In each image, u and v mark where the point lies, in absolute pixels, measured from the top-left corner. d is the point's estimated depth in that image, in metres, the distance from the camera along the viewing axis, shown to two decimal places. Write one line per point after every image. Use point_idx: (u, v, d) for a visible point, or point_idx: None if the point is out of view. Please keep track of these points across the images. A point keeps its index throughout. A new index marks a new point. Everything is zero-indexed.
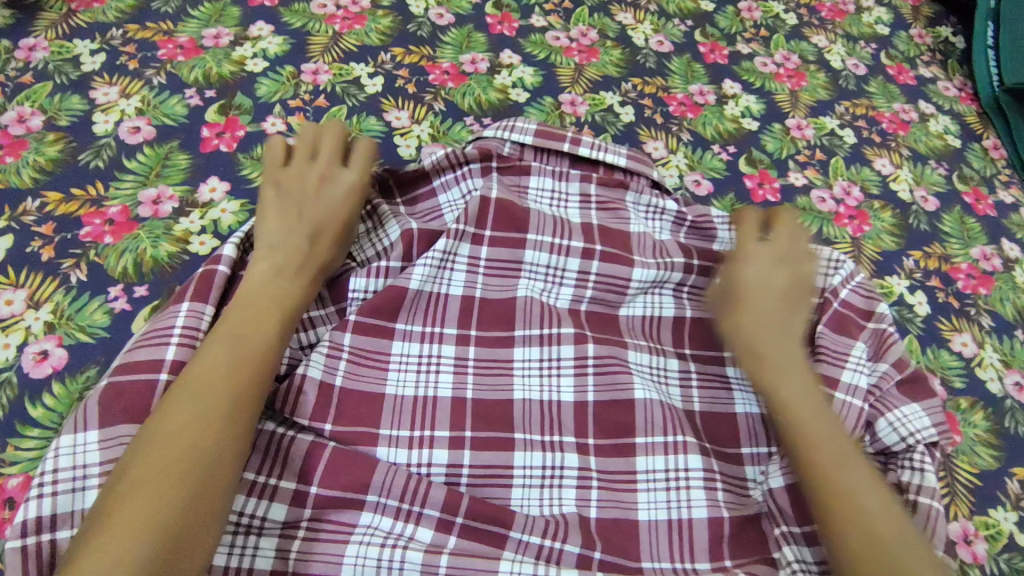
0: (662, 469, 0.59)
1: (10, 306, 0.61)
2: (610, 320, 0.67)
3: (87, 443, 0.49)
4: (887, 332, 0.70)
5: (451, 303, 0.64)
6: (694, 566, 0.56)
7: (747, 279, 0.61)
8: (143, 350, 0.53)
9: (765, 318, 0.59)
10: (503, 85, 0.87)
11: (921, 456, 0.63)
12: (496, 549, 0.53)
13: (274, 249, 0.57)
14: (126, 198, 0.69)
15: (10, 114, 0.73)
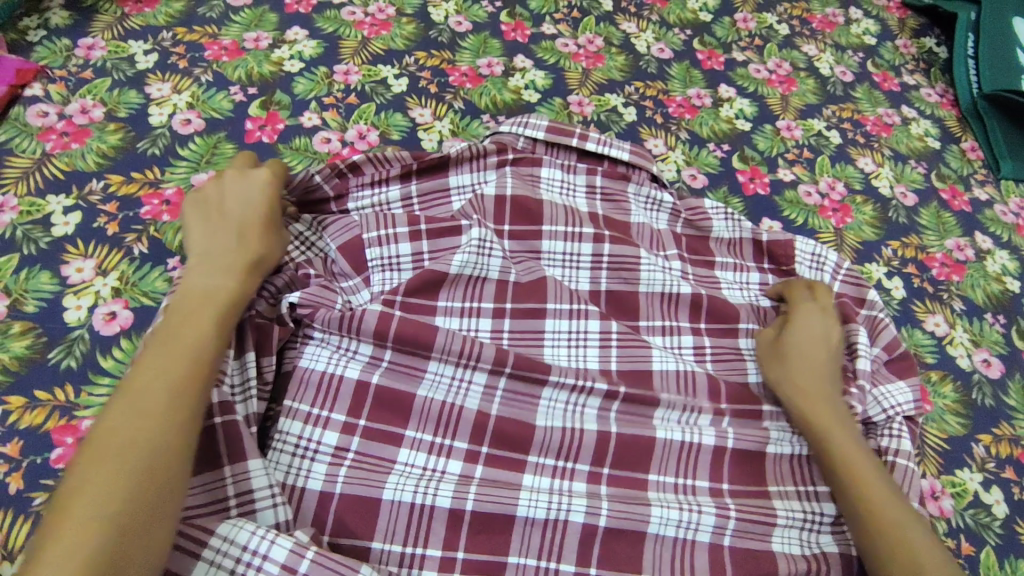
0: (676, 416, 0.67)
1: (81, 273, 0.68)
2: (632, 299, 0.73)
3: None
4: (886, 325, 0.76)
5: (487, 287, 0.70)
6: (694, 483, 0.64)
7: (801, 331, 0.69)
8: None
9: (816, 373, 0.67)
10: (516, 87, 0.95)
11: (899, 426, 0.70)
12: (516, 473, 0.62)
13: (206, 255, 0.61)
14: (180, 182, 0.77)
15: (74, 106, 0.81)
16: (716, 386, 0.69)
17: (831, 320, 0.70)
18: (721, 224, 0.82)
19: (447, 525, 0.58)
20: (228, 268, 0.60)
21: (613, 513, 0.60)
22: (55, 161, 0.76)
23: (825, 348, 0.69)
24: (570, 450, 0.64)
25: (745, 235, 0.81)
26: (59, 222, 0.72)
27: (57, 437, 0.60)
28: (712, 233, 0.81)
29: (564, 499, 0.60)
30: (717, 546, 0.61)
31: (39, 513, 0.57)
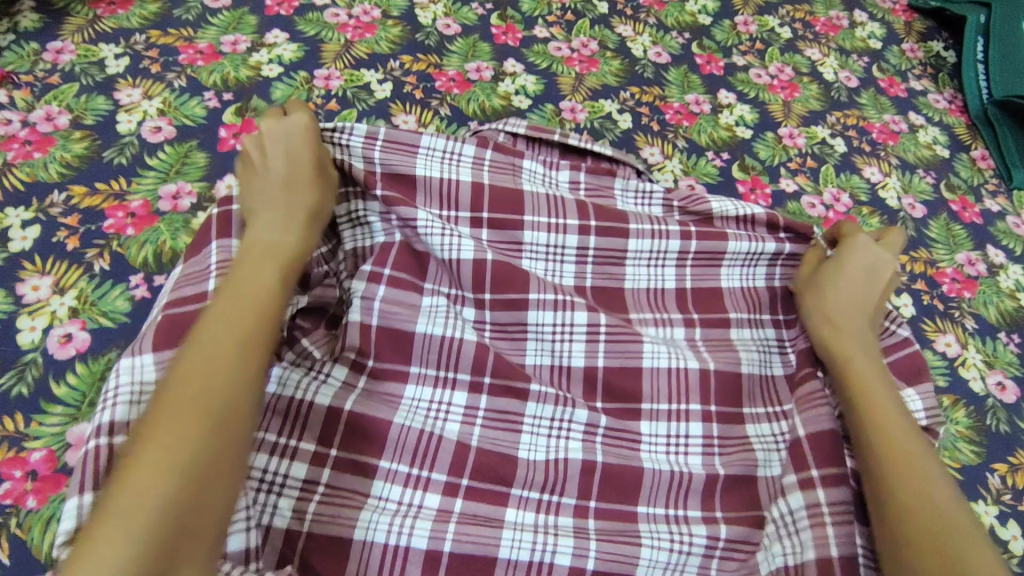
0: (664, 433, 0.64)
1: (37, 292, 0.64)
2: (616, 295, 0.71)
3: (145, 363, 0.55)
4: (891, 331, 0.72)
5: (464, 267, 0.66)
6: (686, 513, 0.60)
7: (853, 262, 0.67)
8: (188, 287, 0.60)
9: (851, 304, 0.65)
10: (506, 92, 0.91)
11: None
12: (498, 507, 0.58)
13: (267, 212, 0.57)
14: (147, 193, 0.73)
15: (39, 113, 0.77)
16: (708, 394, 0.66)
17: (886, 261, 0.68)
18: (724, 200, 0.76)
19: (423, 568, 0.53)
20: (290, 224, 0.57)
21: (601, 554, 0.56)
22: (15, 172, 0.72)
23: (875, 281, 0.67)
24: (556, 482, 0.60)
25: (758, 212, 0.75)
26: (17, 236, 0.67)
27: (5, 470, 0.55)
28: (715, 210, 0.75)
29: (551, 538, 0.56)
30: None
31: None
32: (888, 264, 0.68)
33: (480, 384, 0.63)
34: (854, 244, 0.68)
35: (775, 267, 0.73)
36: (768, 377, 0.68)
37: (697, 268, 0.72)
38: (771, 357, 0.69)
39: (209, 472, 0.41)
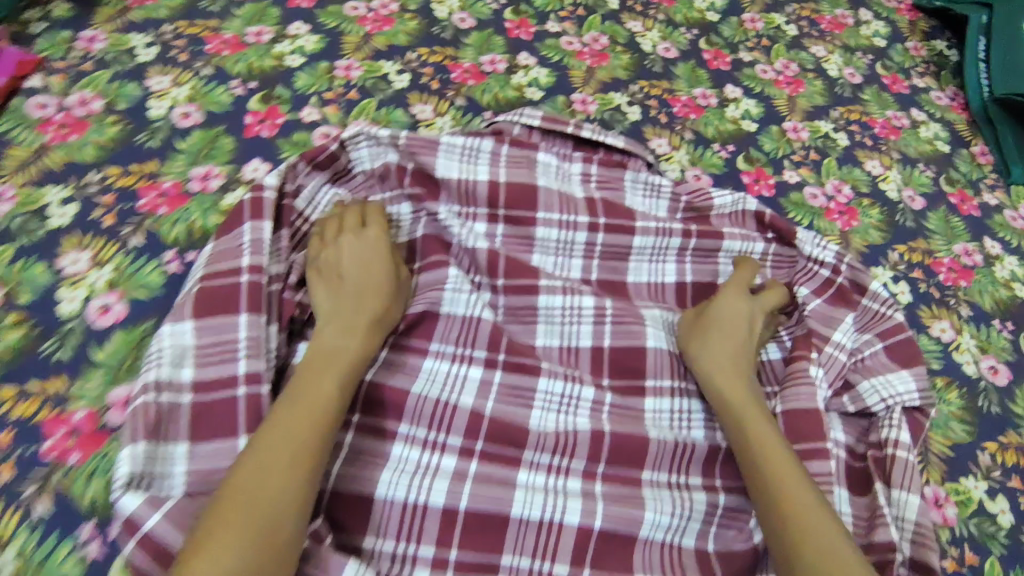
0: (667, 410, 0.68)
1: (76, 265, 0.68)
2: (620, 285, 0.77)
3: (184, 330, 0.63)
4: (889, 316, 0.77)
5: (479, 254, 0.73)
6: (687, 480, 0.64)
7: (730, 315, 0.69)
8: (222, 262, 0.66)
9: (734, 357, 0.67)
10: (519, 84, 0.94)
11: (898, 417, 0.70)
12: (511, 470, 0.61)
13: (332, 317, 0.62)
14: (178, 175, 0.76)
15: (74, 98, 0.80)
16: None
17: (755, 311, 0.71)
18: (723, 199, 0.83)
19: (440, 524, 0.58)
20: (351, 329, 0.61)
21: (608, 515, 0.60)
22: (53, 153, 0.75)
23: (749, 333, 0.69)
24: (566, 448, 0.63)
25: (749, 208, 0.82)
26: (56, 213, 0.71)
27: (50, 428, 0.59)
28: (713, 210, 0.82)
29: (560, 499, 0.60)
30: (703, 550, 0.61)
31: (27, 504, 0.55)
32: (760, 315, 0.71)
33: (496, 361, 0.67)
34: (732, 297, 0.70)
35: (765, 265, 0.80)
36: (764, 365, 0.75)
37: (696, 264, 0.78)
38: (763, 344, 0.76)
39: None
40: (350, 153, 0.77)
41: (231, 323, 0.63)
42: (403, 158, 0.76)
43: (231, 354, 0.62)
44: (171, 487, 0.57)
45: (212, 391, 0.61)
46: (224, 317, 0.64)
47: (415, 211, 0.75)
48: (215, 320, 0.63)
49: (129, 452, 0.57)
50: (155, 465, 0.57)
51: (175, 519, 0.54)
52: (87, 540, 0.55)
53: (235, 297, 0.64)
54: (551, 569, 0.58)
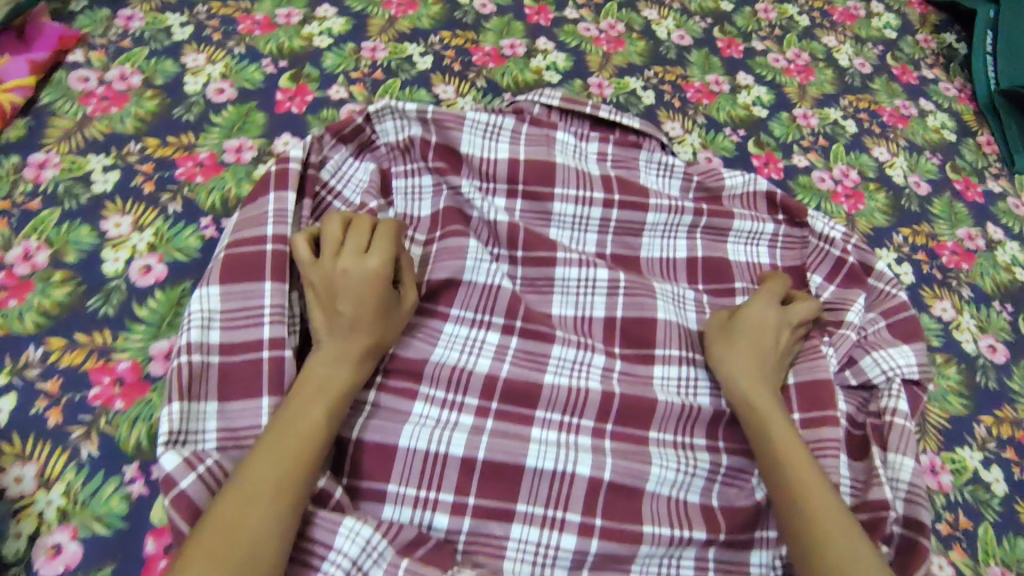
0: (675, 376, 0.71)
1: (119, 228, 0.72)
2: (633, 260, 0.80)
3: (211, 296, 0.65)
4: (893, 295, 0.80)
5: (500, 227, 0.76)
6: (692, 440, 0.68)
7: (750, 325, 0.70)
8: (247, 230, 0.68)
9: (750, 371, 0.67)
10: (538, 68, 0.98)
11: (898, 389, 0.72)
12: (526, 427, 0.65)
13: (325, 343, 0.61)
14: (213, 146, 0.80)
15: (114, 73, 0.84)
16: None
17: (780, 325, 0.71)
18: (735, 180, 0.85)
19: (460, 472, 0.61)
20: (343, 358, 0.60)
21: (617, 469, 0.63)
22: (95, 124, 0.79)
23: (774, 343, 0.70)
24: (576, 406, 0.67)
25: (759, 189, 0.85)
26: (99, 179, 0.75)
27: (95, 376, 0.62)
28: (725, 190, 0.85)
29: (572, 453, 0.63)
30: (707, 505, 0.65)
31: (74, 446, 0.59)
32: (786, 331, 0.71)
33: (512, 328, 0.70)
34: (757, 310, 0.71)
35: (775, 249, 0.83)
36: None
37: (707, 240, 0.81)
38: None
39: None
40: (376, 125, 0.81)
41: (255, 289, 0.66)
42: (427, 132, 0.80)
43: (256, 318, 0.65)
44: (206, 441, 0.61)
45: (238, 353, 0.64)
46: (248, 283, 0.66)
47: (437, 183, 0.78)
48: (241, 285, 0.66)
49: (167, 410, 0.60)
50: (190, 421, 0.61)
51: (207, 479, 0.57)
52: (131, 479, 0.58)
53: (259, 264, 0.66)
54: (564, 516, 0.61)
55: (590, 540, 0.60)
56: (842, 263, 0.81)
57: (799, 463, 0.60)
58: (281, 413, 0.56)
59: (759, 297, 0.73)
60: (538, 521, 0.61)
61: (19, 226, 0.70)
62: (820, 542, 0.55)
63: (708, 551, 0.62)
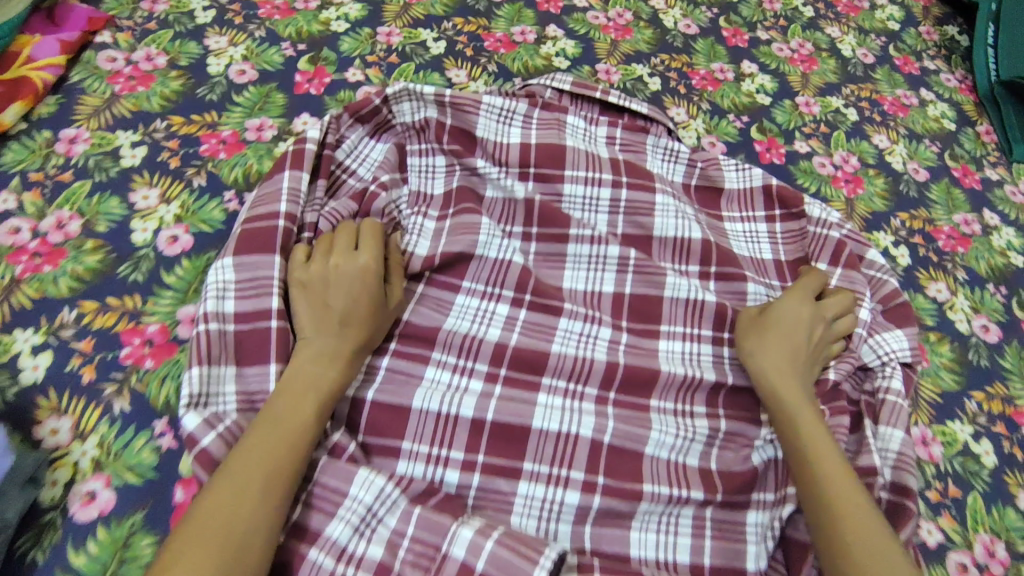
0: (679, 350, 0.74)
1: (147, 200, 0.75)
2: (645, 240, 0.81)
3: (225, 267, 0.67)
4: (885, 281, 0.82)
5: (517, 207, 0.80)
6: (692, 408, 0.71)
7: (788, 319, 0.70)
8: (262, 206, 0.71)
9: (783, 364, 0.67)
10: (548, 54, 1.00)
11: (892, 369, 0.74)
12: (532, 393, 0.68)
13: (314, 338, 0.63)
14: (236, 125, 0.83)
15: (141, 53, 0.88)
16: (722, 320, 0.75)
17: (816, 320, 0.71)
18: (732, 175, 0.88)
19: (470, 432, 0.65)
20: (334, 355, 0.62)
21: (617, 432, 0.67)
22: (123, 102, 0.83)
23: (808, 340, 0.69)
24: (581, 374, 0.70)
25: (756, 184, 0.87)
26: (128, 154, 0.78)
27: (126, 337, 0.66)
28: (724, 183, 0.87)
29: (575, 417, 0.67)
30: (706, 470, 0.67)
31: (107, 402, 0.63)
32: (819, 327, 0.71)
33: (521, 301, 0.74)
34: (792, 303, 0.71)
35: (778, 245, 0.84)
36: None
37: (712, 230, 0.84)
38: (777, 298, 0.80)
39: None
40: (392, 107, 0.83)
41: (266, 262, 0.67)
42: (443, 114, 0.82)
43: (266, 289, 0.66)
44: (225, 404, 0.63)
45: (250, 324, 0.66)
46: (261, 256, 0.68)
47: (451, 164, 0.82)
48: (253, 257, 0.67)
49: (187, 374, 0.63)
50: (210, 384, 0.63)
51: (226, 437, 0.60)
52: (161, 433, 0.62)
53: (270, 238, 0.68)
54: (568, 475, 0.64)
55: (593, 496, 0.63)
56: (841, 249, 0.82)
57: (830, 463, 0.60)
58: (270, 407, 0.58)
59: (798, 291, 0.72)
60: (544, 478, 0.64)
61: (52, 197, 0.74)
62: (853, 540, 0.56)
63: (705, 511, 0.65)
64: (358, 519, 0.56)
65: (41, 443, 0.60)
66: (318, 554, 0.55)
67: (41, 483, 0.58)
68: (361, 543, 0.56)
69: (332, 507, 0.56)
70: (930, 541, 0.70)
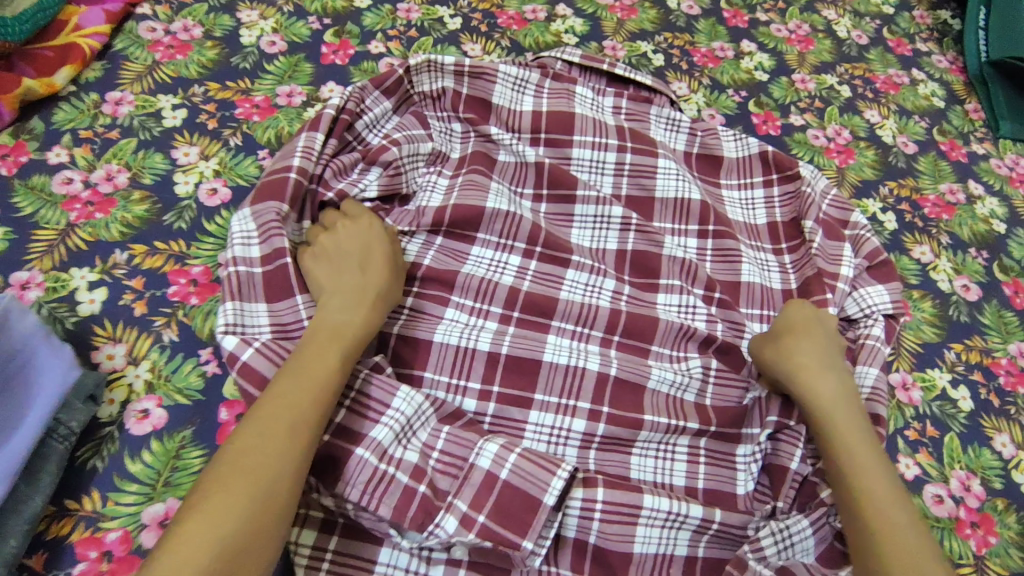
0: (676, 304, 0.80)
1: (188, 157, 0.82)
2: (647, 201, 0.87)
3: (245, 217, 0.73)
4: (867, 239, 0.85)
5: (529, 170, 0.85)
6: (686, 355, 0.76)
7: (804, 323, 0.72)
8: (279, 164, 0.77)
9: (813, 358, 0.69)
10: (557, 31, 1.06)
11: (871, 323, 0.79)
12: (542, 333, 0.75)
13: (337, 290, 0.66)
14: (268, 91, 0.89)
15: (178, 25, 0.94)
16: (714, 282, 0.81)
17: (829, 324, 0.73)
18: (730, 145, 0.93)
19: (486, 364, 0.71)
20: (358, 305, 0.65)
21: (621, 367, 0.73)
22: (163, 68, 0.89)
23: (828, 339, 0.71)
24: (587, 318, 0.76)
25: (754, 152, 0.92)
26: (169, 116, 0.85)
27: (173, 277, 0.72)
28: (723, 152, 0.93)
29: (582, 356, 0.73)
30: (701, 405, 0.73)
31: (157, 332, 0.69)
32: (831, 325, 0.73)
33: (533, 252, 0.80)
34: (805, 311, 0.73)
35: (773, 207, 0.89)
36: (768, 288, 0.83)
37: (711, 193, 0.91)
38: (770, 271, 0.85)
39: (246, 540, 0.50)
40: (413, 78, 0.88)
41: (277, 209, 0.73)
42: (459, 84, 0.88)
43: (276, 234, 0.71)
44: (259, 332, 0.69)
45: (275, 262, 0.71)
46: (272, 204, 0.73)
47: (467, 131, 0.87)
48: (266, 206, 0.73)
49: (222, 308, 0.69)
50: (244, 317, 0.69)
51: (266, 353, 0.65)
52: (207, 360, 0.68)
53: (283, 188, 0.74)
54: (574, 404, 0.71)
55: (598, 424, 0.70)
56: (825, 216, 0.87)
57: (857, 451, 0.62)
58: (298, 353, 0.61)
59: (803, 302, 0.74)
60: (553, 408, 0.70)
61: (101, 152, 0.80)
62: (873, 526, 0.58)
63: (699, 442, 0.71)
64: (400, 427, 0.61)
65: (99, 366, 0.66)
66: (365, 452, 0.59)
67: (101, 401, 0.64)
68: (400, 449, 0.61)
69: (377, 414, 0.61)
70: (908, 474, 0.76)
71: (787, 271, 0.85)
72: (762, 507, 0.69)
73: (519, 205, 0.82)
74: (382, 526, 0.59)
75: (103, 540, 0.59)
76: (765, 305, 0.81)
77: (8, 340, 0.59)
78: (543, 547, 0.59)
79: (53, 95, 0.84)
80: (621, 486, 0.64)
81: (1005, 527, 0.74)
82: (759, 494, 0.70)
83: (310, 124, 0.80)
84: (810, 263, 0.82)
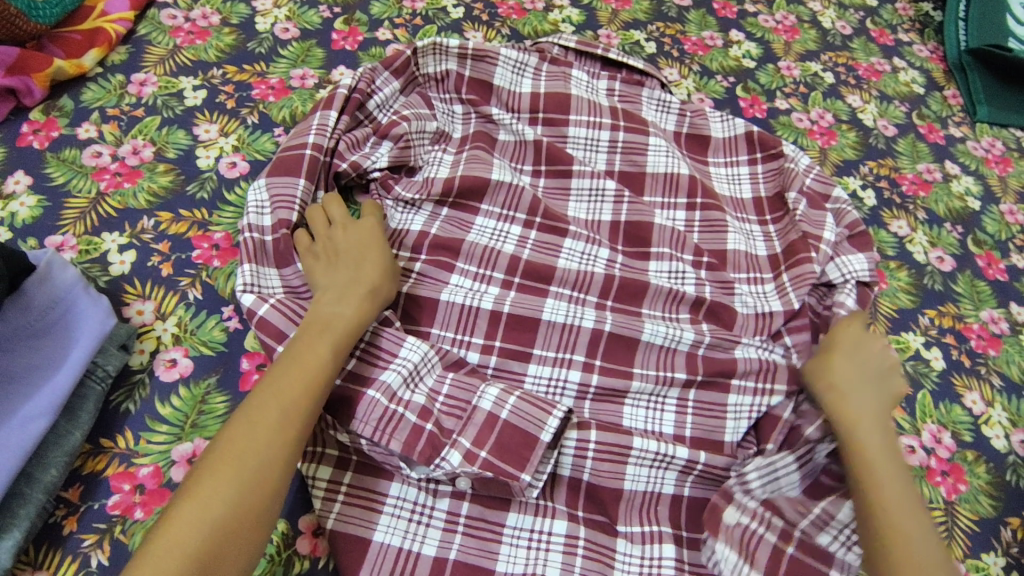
0: (666, 269, 0.85)
1: (208, 133, 0.87)
2: (639, 176, 0.92)
3: (260, 188, 0.79)
4: (848, 211, 0.91)
5: (528, 147, 0.91)
6: (678, 316, 0.81)
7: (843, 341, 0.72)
8: (294, 140, 0.82)
9: (852, 375, 0.69)
10: (555, 20, 1.12)
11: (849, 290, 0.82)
12: (541, 296, 0.80)
13: (331, 284, 0.69)
14: (282, 74, 0.95)
15: (197, 12, 0.99)
16: (701, 248, 0.86)
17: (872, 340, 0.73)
18: (717, 125, 0.99)
19: (488, 322, 0.76)
20: (352, 298, 0.67)
21: (617, 324, 0.78)
22: (184, 53, 0.95)
23: (869, 357, 0.71)
24: (583, 284, 0.81)
25: (740, 132, 0.97)
26: (190, 96, 0.90)
27: (196, 242, 0.78)
28: (711, 133, 0.98)
29: (578, 316, 0.78)
30: (693, 356, 0.77)
31: (183, 291, 0.74)
32: (876, 344, 0.72)
33: (532, 222, 0.85)
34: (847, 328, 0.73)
35: (757, 183, 0.95)
36: (753, 255, 0.88)
37: (699, 170, 0.96)
38: (755, 240, 0.90)
39: (234, 527, 0.53)
40: (419, 60, 0.93)
41: (290, 183, 0.78)
42: (463, 66, 0.94)
43: (287, 203, 0.77)
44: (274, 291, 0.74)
45: (283, 229, 0.75)
46: (286, 177, 0.79)
47: (468, 112, 0.93)
48: (282, 179, 0.79)
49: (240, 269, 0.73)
50: (260, 278, 0.74)
51: (281, 308, 0.70)
52: (229, 316, 0.74)
53: (298, 163, 0.79)
54: (571, 357, 0.76)
55: (592, 375, 0.76)
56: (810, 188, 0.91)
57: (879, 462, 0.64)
58: (293, 342, 0.63)
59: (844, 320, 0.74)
60: (550, 361, 0.76)
61: (127, 129, 0.86)
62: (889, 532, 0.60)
63: (688, 394, 0.76)
64: (407, 372, 0.67)
65: (129, 320, 0.72)
66: (376, 393, 0.65)
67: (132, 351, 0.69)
68: (408, 392, 0.66)
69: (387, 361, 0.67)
70: None
71: (771, 237, 0.90)
72: (745, 450, 0.74)
73: (520, 179, 0.88)
74: (392, 459, 0.64)
75: (136, 474, 0.64)
76: (751, 269, 0.86)
77: (50, 291, 0.65)
78: (540, 480, 0.65)
79: (82, 76, 0.90)
80: (614, 430, 0.70)
81: (975, 476, 0.80)
82: (743, 442, 0.75)
83: (323, 104, 0.86)
84: (795, 229, 0.88)
